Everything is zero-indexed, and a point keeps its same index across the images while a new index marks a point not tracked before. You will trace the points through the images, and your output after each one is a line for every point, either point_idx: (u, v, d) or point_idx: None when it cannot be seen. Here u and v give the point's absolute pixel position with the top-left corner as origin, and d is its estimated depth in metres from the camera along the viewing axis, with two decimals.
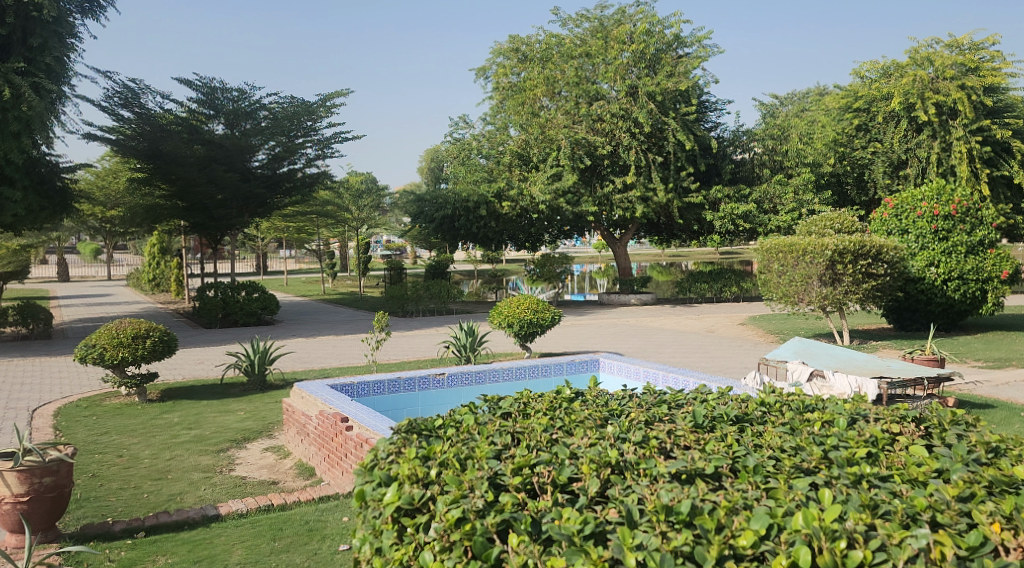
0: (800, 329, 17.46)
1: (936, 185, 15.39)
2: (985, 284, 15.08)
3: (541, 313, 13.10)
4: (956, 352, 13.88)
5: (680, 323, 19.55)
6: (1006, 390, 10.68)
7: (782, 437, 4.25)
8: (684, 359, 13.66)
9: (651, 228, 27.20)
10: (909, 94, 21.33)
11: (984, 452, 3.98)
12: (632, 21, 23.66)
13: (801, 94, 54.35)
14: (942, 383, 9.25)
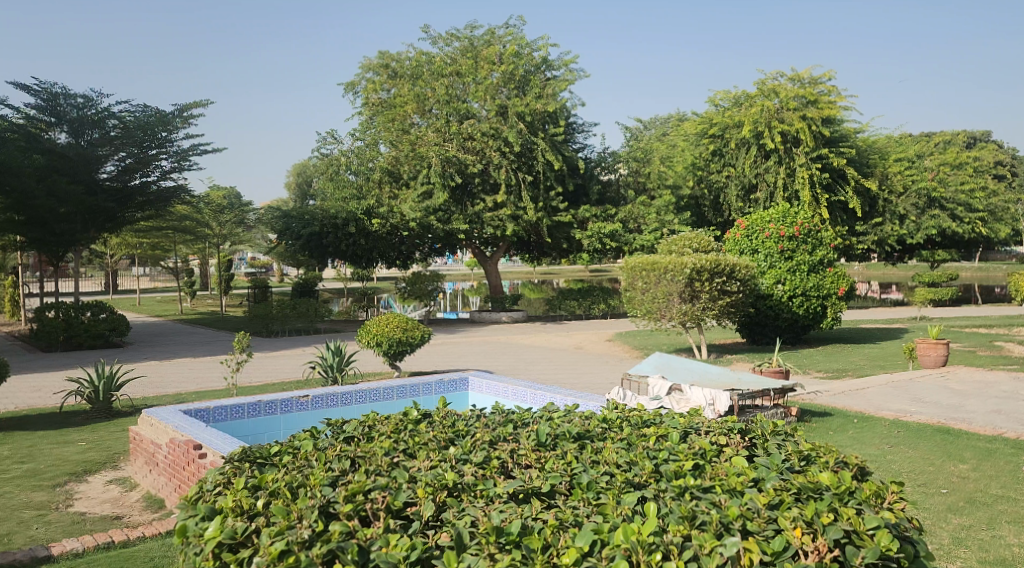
0: (663, 344, 18.11)
1: (781, 208, 16.30)
2: (826, 300, 16.21)
3: (410, 331, 13.01)
4: (800, 364, 14.75)
5: (548, 340, 19.89)
6: (842, 399, 11.42)
7: (618, 453, 4.38)
8: (551, 376, 13.88)
9: (520, 246, 26.72)
10: (757, 123, 22.94)
11: (797, 460, 4.23)
12: (502, 43, 23.87)
13: (662, 119, 56.54)
14: (786, 394, 9.84)
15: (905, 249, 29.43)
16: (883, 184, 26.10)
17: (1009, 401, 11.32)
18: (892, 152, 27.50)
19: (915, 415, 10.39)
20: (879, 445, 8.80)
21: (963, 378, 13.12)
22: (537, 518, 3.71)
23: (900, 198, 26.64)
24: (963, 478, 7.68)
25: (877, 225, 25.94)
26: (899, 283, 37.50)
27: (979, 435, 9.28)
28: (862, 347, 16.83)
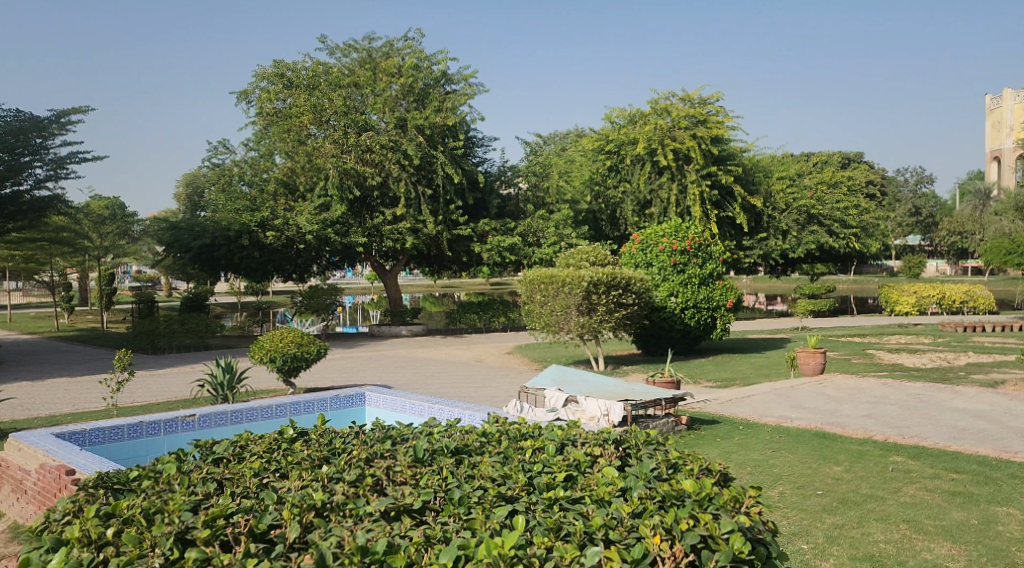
0: (561, 357, 18.33)
1: (674, 223, 16.76)
2: (715, 311, 16.76)
3: (304, 347, 12.75)
4: (691, 374, 15.20)
5: (448, 354, 19.84)
6: (730, 407, 11.80)
7: (493, 466, 4.44)
8: (449, 390, 13.84)
9: (420, 259, 26.34)
10: (651, 140, 23.73)
11: (665, 468, 4.35)
12: (401, 55, 23.64)
13: (561, 134, 57.31)
14: (677, 403, 10.06)
15: (787, 263, 30.64)
16: (768, 201, 27.59)
17: (880, 405, 11.95)
18: (775, 171, 28.70)
19: (796, 420, 10.86)
20: (764, 450, 9.14)
21: (840, 385, 13.77)
22: (405, 536, 3.70)
23: (783, 214, 27.71)
24: (838, 480, 8.05)
25: (762, 240, 27.19)
26: (783, 295, 38.99)
27: (854, 438, 9.75)
28: (749, 356, 17.45)
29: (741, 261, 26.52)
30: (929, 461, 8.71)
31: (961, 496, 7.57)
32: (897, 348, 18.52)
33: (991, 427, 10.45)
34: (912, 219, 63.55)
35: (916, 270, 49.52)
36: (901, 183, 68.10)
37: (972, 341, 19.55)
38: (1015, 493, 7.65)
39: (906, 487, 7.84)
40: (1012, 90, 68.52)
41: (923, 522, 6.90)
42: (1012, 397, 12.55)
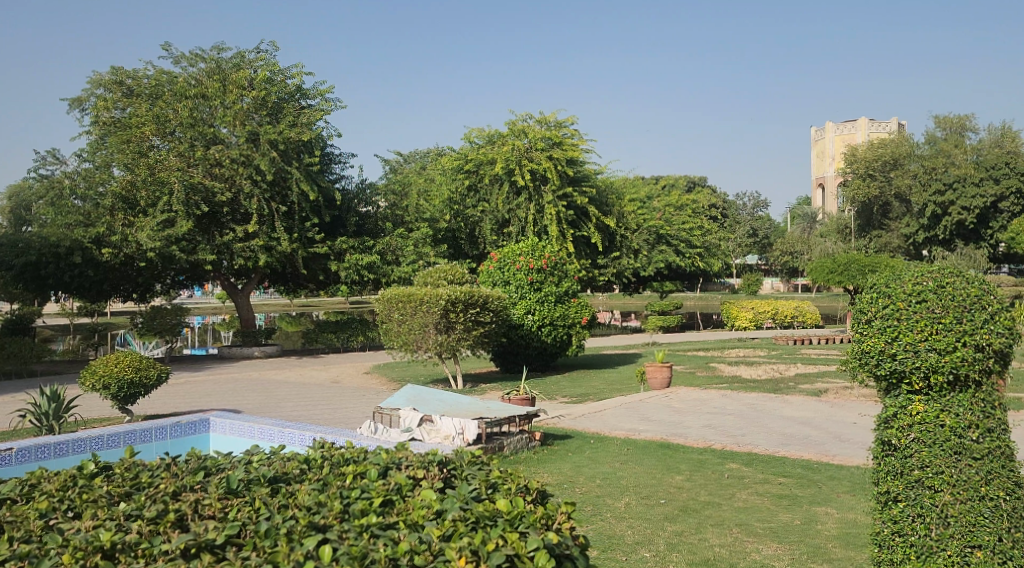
0: (419, 375, 18.22)
1: (530, 243, 17.01)
2: (570, 329, 17.12)
3: (143, 372, 12.08)
4: (547, 390, 15.39)
5: (303, 375, 19.31)
6: (581, 422, 12.05)
7: (310, 494, 4.33)
8: (301, 412, 13.47)
9: (275, 277, 25.45)
10: (509, 161, 24.16)
11: (483, 488, 4.36)
12: (253, 67, 22.82)
13: (421, 153, 57.40)
14: (531, 419, 10.21)
15: (639, 280, 31.54)
16: (620, 222, 28.32)
17: (718, 416, 12.54)
18: (626, 193, 29.81)
19: (643, 432, 11.21)
20: (611, 463, 9.37)
21: (684, 397, 14.34)
22: None
23: (633, 234, 28.68)
24: (678, 488, 8.38)
25: (615, 258, 27.85)
26: (635, 313, 40.31)
27: (694, 448, 10.17)
28: (602, 372, 17.89)
29: (597, 279, 26.94)
30: (759, 467, 9.21)
31: (786, 498, 8.05)
32: (736, 361, 19.51)
33: (814, 433, 11.17)
34: (750, 240, 67.52)
35: (754, 287, 52.56)
36: (740, 205, 72.14)
37: (802, 353, 20.92)
38: (833, 493, 8.20)
39: (739, 492, 8.26)
40: (834, 122, 74.54)
41: (753, 525, 7.29)
42: (834, 404, 13.49)
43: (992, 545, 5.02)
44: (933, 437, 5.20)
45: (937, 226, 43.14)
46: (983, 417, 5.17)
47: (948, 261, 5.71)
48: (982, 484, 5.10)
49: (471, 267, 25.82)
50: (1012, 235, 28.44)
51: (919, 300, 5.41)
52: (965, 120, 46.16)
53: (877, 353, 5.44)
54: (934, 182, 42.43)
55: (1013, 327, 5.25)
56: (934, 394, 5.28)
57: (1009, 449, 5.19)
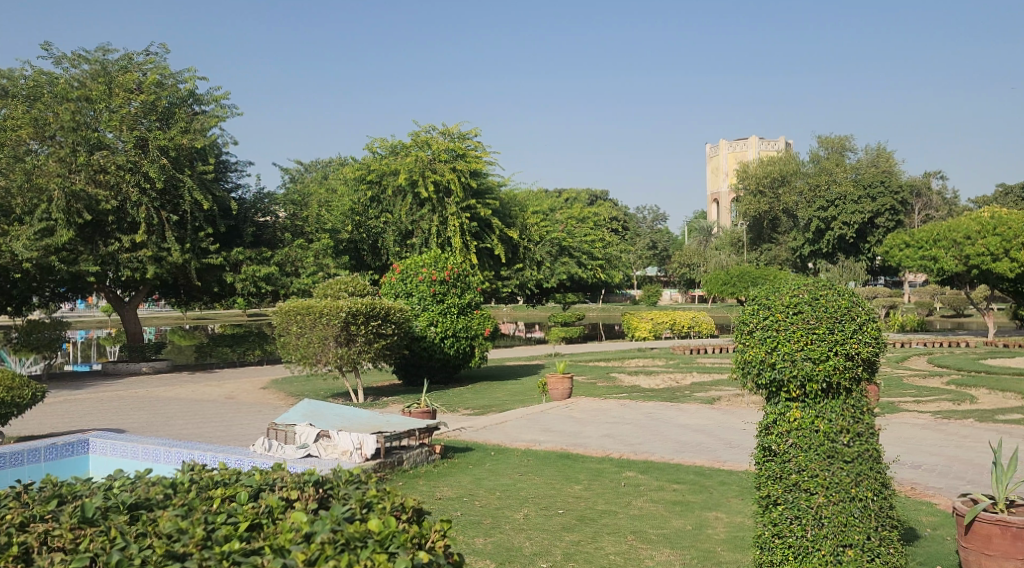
0: (318, 390, 17.86)
1: (433, 254, 16.87)
2: (473, 340, 17.15)
3: (17, 392, 11.40)
4: (449, 403, 15.30)
5: (195, 391, 18.62)
6: (482, 434, 12.06)
7: (170, 521, 4.20)
8: (193, 430, 12.99)
9: (165, 289, 24.46)
10: (411, 172, 23.93)
11: (358, 508, 4.30)
12: (142, 71, 22.07)
13: (323, 162, 56.63)
14: (431, 432, 10.08)
15: (541, 292, 31.75)
16: (524, 234, 28.26)
17: (617, 425, 12.75)
18: (529, 205, 30.09)
19: (543, 443, 11.29)
20: (511, 475, 9.39)
21: (584, 407, 14.51)
22: None
23: (536, 246, 28.87)
24: (576, 498, 8.46)
25: (518, 270, 27.83)
26: (538, 324, 40.60)
27: (593, 457, 10.30)
28: (505, 383, 17.93)
29: (500, 291, 26.68)
30: (655, 474, 9.40)
31: (679, 505, 8.24)
32: (636, 371, 19.89)
33: (707, 440, 11.48)
34: (650, 252, 69.14)
35: (653, 299, 53.82)
36: (639, 219, 73.79)
37: (697, 362, 21.50)
38: (724, 498, 8.44)
39: (634, 500, 8.40)
40: (727, 139, 77.49)
41: (647, 532, 7.41)
42: (726, 411, 13.90)
43: (861, 544, 5.30)
44: (808, 442, 5.42)
45: (821, 240, 45.20)
46: (853, 422, 5.42)
47: (823, 274, 5.96)
48: (852, 486, 5.34)
49: (374, 279, 24.76)
50: (887, 249, 30.04)
51: (795, 311, 5.62)
52: (845, 140, 48.67)
53: (758, 362, 5.64)
54: (819, 198, 44.53)
55: (879, 336, 5.53)
56: (810, 400, 5.50)
57: (878, 451, 5.46)
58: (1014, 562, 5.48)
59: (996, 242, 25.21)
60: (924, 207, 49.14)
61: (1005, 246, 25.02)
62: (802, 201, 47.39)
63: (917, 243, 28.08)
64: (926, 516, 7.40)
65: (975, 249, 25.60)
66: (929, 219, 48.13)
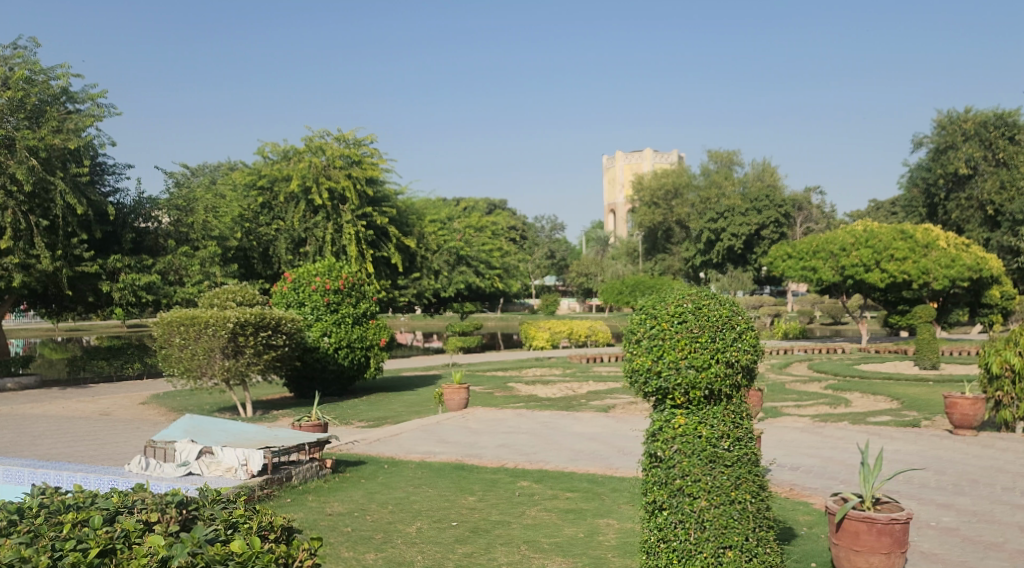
0: (203, 404, 17.22)
1: (326, 263, 16.54)
2: (368, 351, 16.90)
3: None
4: (343, 415, 15.02)
5: (68, 407, 17.64)
6: (376, 447, 11.88)
7: (11, 550, 4.03)
8: (64, 450, 12.29)
9: (34, 298, 23.15)
10: (305, 178, 23.60)
11: (222, 529, 4.22)
12: (9, 65, 20.76)
13: (213, 165, 55.04)
14: (322, 446, 9.89)
15: (439, 301, 31.53)
16: (421, 243, 27.98)
17: (512, 435, 12.79)
18: (427, 214, 29.96)
19: (438, 455, 11.22)
20: (405, 488, 9.28)
21: (480, 417, 14.52)
22: None
23: (434, 254, 28.62)
24: (469, 509, 8.43)
25: (416, 279, 27.39)
26: (437, 334, 40.36)
27: (488, 467, 10.29)
28: (401, 394, 17.72)
29: (397, 300, 26.25)
30: (548, 483, 9.47)
31: (572, 512, 8.32)
32: (533, 380, 19.99)
33: (601, 447, 11.64)
34: (548, 262, 69.79)
35: (551, 308, 54.40)
36: (536, 229, 74.58)
37: (593, 371, 21.80)
38: (615, 505, 8.57)
39: (528, 509, 8.44)
40: (624, 151, 79.34)
41: (540, 541, 7.45)
42: (619, 419, 14.14)
43: (740, 544, 5.47)
44: (691, 448, 5.56)
45: (711, 250, 46.69)
46: (733, 427, 5.60)
47: (707, 285, 6.14)
48: (732, 489, 5.52)
49: (264, 288, 24.39)
50: (772, 260, 31.15)
51: (680, 320, 5.78)
52: (733, 154, 50.49)
53: (645, 370, 5.76)
54: (709, 212, 46.12)
55: (757, 344, 5.77)
56: (693, 407, 5.66)
57: (755, 455, 5.65)
58: (879, 557, 5.77)
59: (868, 253, 26.64)
60: (805, 220, 51.43)
61: (876, 257, 26.47)
62: (694, 213, 48.97)
63: (798, 254, 29.33)
64: (804, 516, 7.70)
65: (850, 260, 26.94)
66: (810, 231, 50.41)
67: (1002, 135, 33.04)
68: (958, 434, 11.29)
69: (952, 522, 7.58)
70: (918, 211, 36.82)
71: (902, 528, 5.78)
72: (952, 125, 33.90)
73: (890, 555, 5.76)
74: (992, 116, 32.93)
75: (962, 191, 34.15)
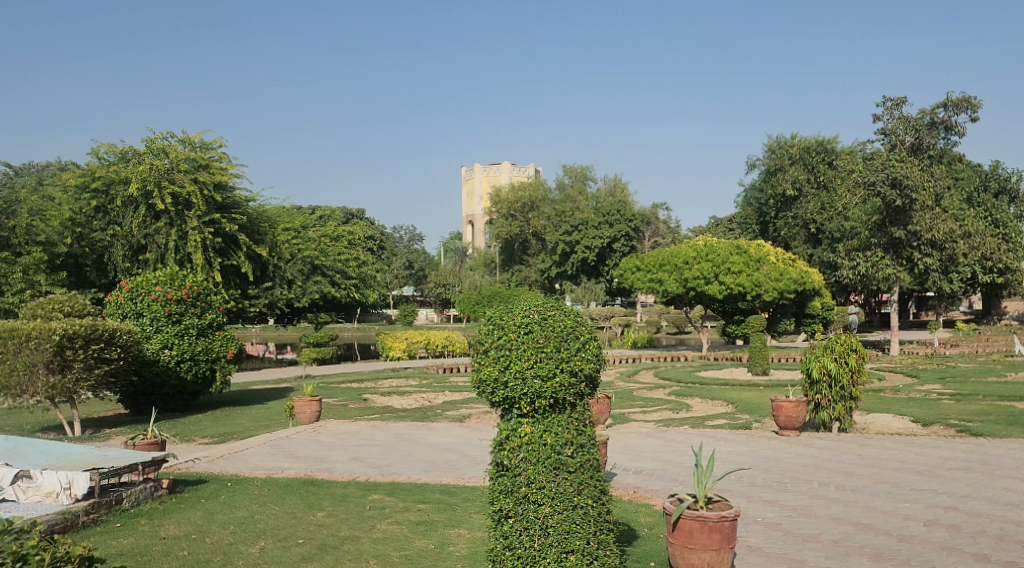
0: (26, 423, 16.03)
1: (168, 271, 15.76)
2: (214, 363, 16.16)
3: None
4: (184, 432, 14.33)
5: None
6: (219, 464, 11.44)
7: None
8: None
9: None
10: (145, 181, 22.17)
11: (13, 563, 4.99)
12: None
13: (38, 165, 51.18)
14: (158, 465, 9.39)
15: (292, 311, 30.68)
16: (274, 251, 26.99)
17: (365, 448, 12.62)
18: (279, 221, 29.19)
19: (286, 470, 10.91)
20: (248, 506, 8.96)
21: (331, 431, 14.24)
22: None
23: (288, 264, 28.43)
24: (317, 526, 8.25)
25: (268, 289, 26.40)
26: (289, 344, 39.12)
27: (338, 482, 10.10)
28: (249, 408, 17.09)
29: (246, 311, 25.24)
30: (400, 496, 9.39)
31: (423, 524, 8.30)
32: (387, 391, 19.77)
33: (454, 458, 11.65)
34: (405, 272, 69.37)
35: (408, 318, 53.93)
36: (394, 239, 74.19)
37: (448, 381, 21.82)
38: (466, 515, 8.62)
39: (379, 523, 8.35)
40: (481, 164, 80.17)
41: (390, 555, 7.39)
42: (473, 429, 14.19)
43: (582, 548, 5.64)
44: (536, 456, 5.69)
45: (565, 262, 47.80)
46: (577, 434, 5.76)
47: (554, 295, 6.25)
48: (574, 495, 5.67)
49: (97, 297, 22.95)
50: (621, 272, 32.11)
51: (526, 331, 5.87)
52: (586, 170, 52.04)
53: (492, 381, 5.84)
54: (564, 225, 47.18)
55: (599, 353, 5.94)
56: (538, 416, 5.78)
57: (598, 461, 5.83)
58: (711, 553, 6.08)
59: (708, 267, 27.98)
60: (652, 235, 53.48)
61: (716, 270, 27.86)
62: (549, 226, 50.12)
63: (645, 267, 30.31)
64: (645, 517, 8.01)
65: (692, 273, 28.13)
66: (657, 246, 52.53)
67: (823, 160, 35.62)
68: (783, 435, 12.03)
69: (776, 517, 8.09)
70: (752, 229, 39.19)
71: (730, 525, 6.12)
72: (780, 149, 36.39)
73: (720, 551, 6.08)
74: (814, 142, 35.44)
75: (789, 211, 36.55)
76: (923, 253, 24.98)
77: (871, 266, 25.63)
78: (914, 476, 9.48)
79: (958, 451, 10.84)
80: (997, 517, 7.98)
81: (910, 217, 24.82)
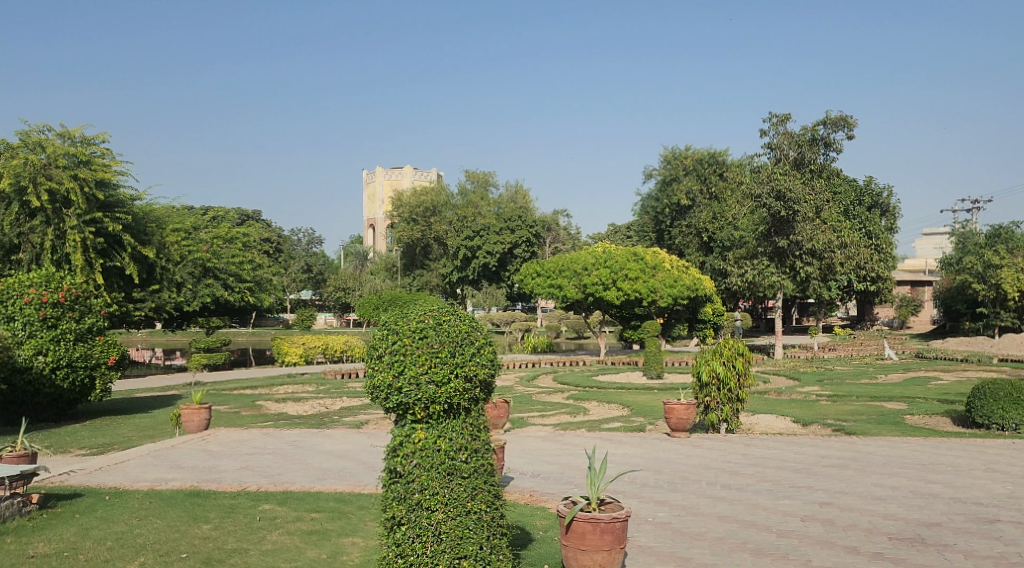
0: None
1: (43, 273, 15.02)
2: (94, 370, 15.37)
3: None
4: (58, 444, 13.63)
5: None
6: (98, 476, 10.93)
7: None
8: None
9: None
10: (19, 176, 20.96)
11: None
12: None
13: None
14: (28, 479, 8.88)
15: (182, 316, 29.66)
16: (162, 253, 26.00)
17: (256, 456, 12.29)
18: (169, 222, 28.15)
19: (170, 482, 10.52)
20: (127, 521, 8.59)
21: (222, 439, 13.80)
22: None
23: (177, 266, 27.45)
24: (202, 539, 7.98)
25: (154, 292, 25.62)
26: (180, 349, 37.71)
27: (226, 492, 9.79)
28: (133, 417, 16.39)
29: (132, 315, 24.22)
30: (292, 505, 9.18)
31: (315, 534, 8.15)
32: (282, 398, 19.31)
33: (349, 465, 11.48)
34: (304, 275, 67.97)
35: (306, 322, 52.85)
36: (292, 242, 72.53)
37: (346, 387, 21.48)
38: (359, 523, 8.51)
39: (268, 534, 8.14)
40: (383, 167, 79.35)
41: None
42: (369, 435, 14.01)
43: (475, 554, 5.65)
44: (429, 462, 5.66)
45: (467, 268, 47.73)
46: (470, 440, 5.77)
47: (450, 301, 6.23)
48: (468, 500, 5.67)
49: None
50: (521, 277, 32.20)
51: (421, 335, 5.83)
52: (488, 176, 52.22)
53: (386, 386, 5.77)
54: (466, 230, 47.08)
55: (493, 358, 5.96)
56: (433, 421, 5.75)
57: (491, 466, 5.85)
58: (603, 554, 6.18)
59: (606, 273, 28.47)
60: (553, 241, 54.01)
61: (613, 276, 28.37)
62: (451, 231, 50.00)
63: (546, 272, 30.39)
64: (538, 520, 8.07)
65: (590, 279, 28.55)
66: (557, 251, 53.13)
67: (715, 171, 36.87)
68: (674, 437, 12.35)
69: (665, 516, 8.28)
70: (648, 236, 40.12)
71: (621, 525, 6.24)
72: (675, 160, 37.47)
73: (611, 552, 6.19)
74: (706, 154, 36.70)
75: (684, 220, 37.57)
76: (803, 262, 26.11)
77: (756, 272, 26.93)
78: (797, 475, 9.85)
79: (838, 449, 11.33)
80: (867, 511, 8.39)
81: (793, 227, 25.86)
